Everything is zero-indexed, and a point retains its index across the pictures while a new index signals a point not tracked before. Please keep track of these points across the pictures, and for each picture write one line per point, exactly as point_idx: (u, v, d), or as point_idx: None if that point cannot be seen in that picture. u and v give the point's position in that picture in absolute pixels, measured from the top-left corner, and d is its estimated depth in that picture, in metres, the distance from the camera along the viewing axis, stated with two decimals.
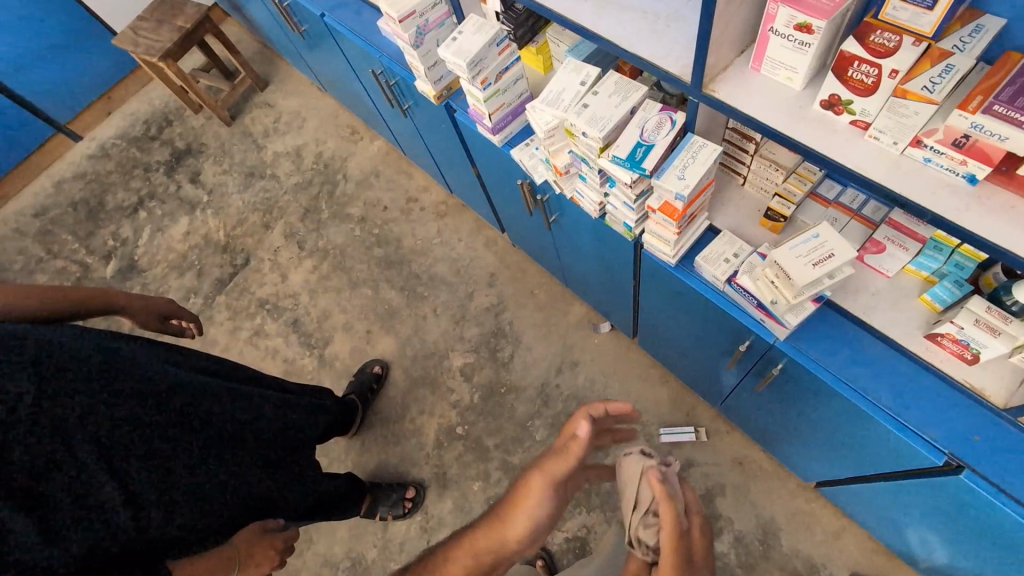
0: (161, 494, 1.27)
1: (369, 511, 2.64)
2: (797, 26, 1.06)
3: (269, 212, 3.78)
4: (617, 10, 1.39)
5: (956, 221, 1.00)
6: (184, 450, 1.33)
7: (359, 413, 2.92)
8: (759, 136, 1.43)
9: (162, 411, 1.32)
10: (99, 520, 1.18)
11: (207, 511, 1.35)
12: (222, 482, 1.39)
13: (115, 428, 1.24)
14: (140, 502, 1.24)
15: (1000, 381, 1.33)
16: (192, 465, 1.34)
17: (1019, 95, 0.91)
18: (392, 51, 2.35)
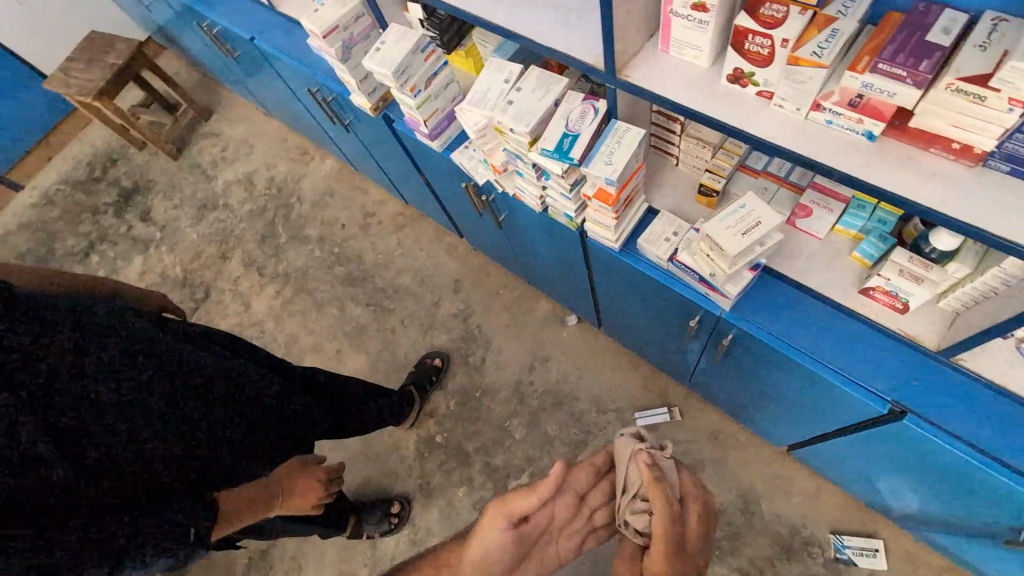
0: (161, 455, 1.23)
1: (355, 531, 2.61)
2: (694, 6, 1.10)
3: (226, 242, 3.72)
4: (530, 6, 1.41)
5: (859, 177, 1.05)
6: (193, 414, 1.30)
7: (417, 401, 2.85)
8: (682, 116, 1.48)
9: (177, 375, 1.30)
10: (96, 461, 1.15)
11: (200, 472, 1.30)
12: (221, 445, 1.34)
13: (131, 387, 1.23)
14: (139, 452, 1.21)
15: (932, 326, 1.39)
16: (197, 429, 1.30)
17: (899, 52, 0.98)
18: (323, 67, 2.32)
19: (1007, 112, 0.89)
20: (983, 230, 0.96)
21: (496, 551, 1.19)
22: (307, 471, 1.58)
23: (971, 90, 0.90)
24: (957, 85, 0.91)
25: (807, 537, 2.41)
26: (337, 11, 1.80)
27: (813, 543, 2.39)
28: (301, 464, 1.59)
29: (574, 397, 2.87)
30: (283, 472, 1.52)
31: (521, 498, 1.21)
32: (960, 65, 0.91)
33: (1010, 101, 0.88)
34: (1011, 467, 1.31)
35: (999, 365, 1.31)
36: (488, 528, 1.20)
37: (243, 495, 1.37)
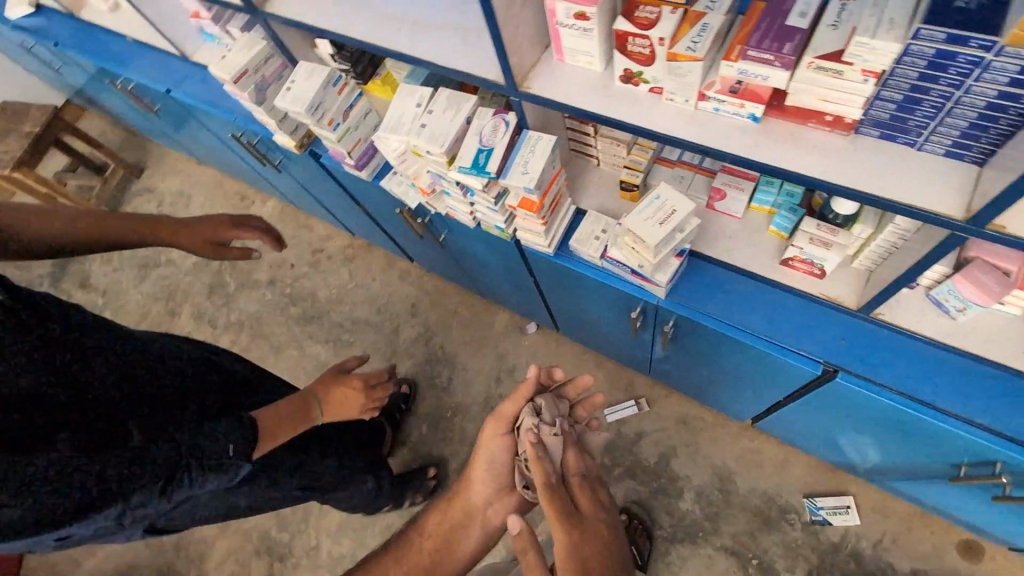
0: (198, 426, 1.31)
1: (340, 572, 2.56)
2: (576, 15, 1.15)
3: (173, 299, 3.62)
4: (430, 31, 1.45)
5: (749, 157, 1.12)
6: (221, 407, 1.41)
7: (388, 431, 2.82)
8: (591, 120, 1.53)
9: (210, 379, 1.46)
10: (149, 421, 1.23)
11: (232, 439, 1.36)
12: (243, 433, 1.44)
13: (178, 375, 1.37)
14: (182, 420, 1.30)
15: (850, 287, 1.46)
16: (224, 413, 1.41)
17: (764, 38, 1.04)
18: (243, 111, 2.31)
19: (863, 83, 0.96)
20: (864, 192, 1.03)
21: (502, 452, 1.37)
22: (343, 381, 1.51)
23: (828, 66, 0.97)
24: (816, 63, 0.98)
25: (783, 505, 2.47)
26: (245, 55, 1.80)
27: (789, 510, 2.45)
28: (336, 372, 1.54)
29: None
30: (318, 386, 1.47)
31: (504, 407, 1.39)
32: (816, 44, 0.98)
33: (863, 72, 0.95)
34: (942, 410, 1.37)
35: (913, 315, 1.40)
36: (491, 436, 1.38)
37: (280, 415, 1.35)
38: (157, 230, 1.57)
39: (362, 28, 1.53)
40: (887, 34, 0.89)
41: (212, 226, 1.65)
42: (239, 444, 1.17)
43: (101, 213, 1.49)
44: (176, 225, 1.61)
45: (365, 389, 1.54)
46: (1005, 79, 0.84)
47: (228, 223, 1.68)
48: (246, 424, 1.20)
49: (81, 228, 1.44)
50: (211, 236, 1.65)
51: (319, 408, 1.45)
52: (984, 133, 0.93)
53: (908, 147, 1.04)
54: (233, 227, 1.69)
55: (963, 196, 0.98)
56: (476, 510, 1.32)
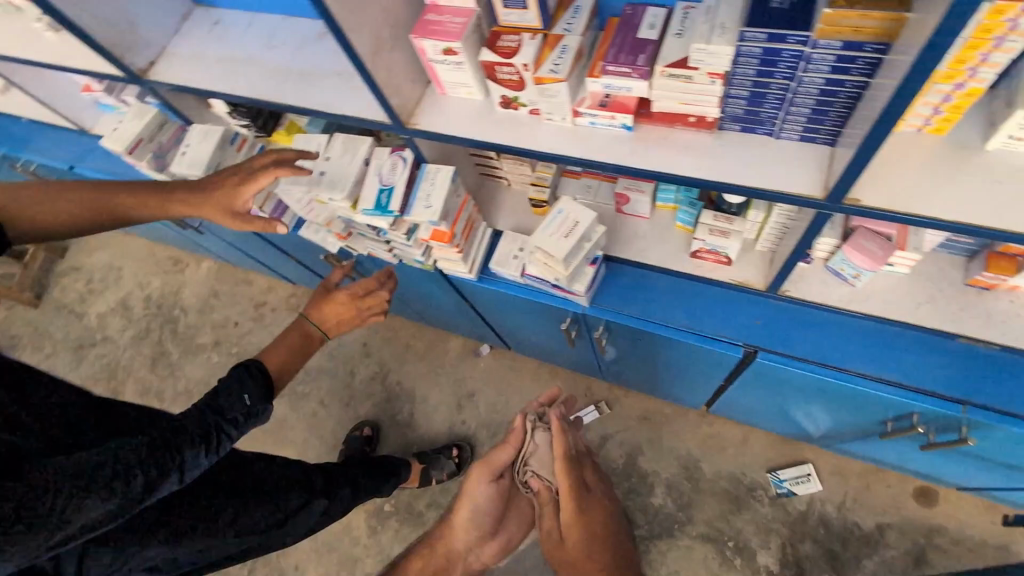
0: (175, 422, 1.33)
1: None
2: (444, 51, 1.18)
3: (113, 377, 3.46)
4: (316, 81, 1.46)
5: (628, 165, 1.16)
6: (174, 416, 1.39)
7: None
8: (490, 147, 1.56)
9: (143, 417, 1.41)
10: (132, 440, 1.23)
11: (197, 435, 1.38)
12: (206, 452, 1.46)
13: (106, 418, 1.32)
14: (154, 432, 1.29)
15: (757, 270, 1.52)
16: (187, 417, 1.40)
17: (620, 53, 1.09)
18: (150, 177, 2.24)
19: (711, 85, 1.02)
20: (734, 184, 1.09)
21: (486, 500, 1.50)
22: (335, 297, 1.53)
23: (678, 73, 1.03)
24: (667, 71, 1.04)
25: (749, 484, 2.52)
26: (136, 124, 1.75)
27: (756, 487, 2.50)
28: (326, 293, 1.55)
29: (507, 422, 2.88)
30: (312, 309, 1.51)
31: (497, 454, 1.52)
32: (664, 55, 1.04)
33: (709, 75, 1.01)
34: (858, 374, 1.44)
35: (816, 287, 1.47)
36: (478, 483, 1.51)
37: (278, 352, 1.41)
38: (165, 201, 1.42)
39: (248, 86, 1.53)
40: (721, 38, 0.95)
41: (228, 187, 1.40)
42: (253, 393, 1.28)
43: (110, 186, 1.43)
44: (188, 195, 1.41)
45: (360, 298, 1.54)
46: (827, 67, 0.90)
47: (240, 179, 1.39)
48: (256, 373, 1.31)
49: (94, 209, 1.40)
50: (229, 203, 1.40)
51: (318, 328, 1.50)
52: (825, 118, 1.00)
53: (767, 137, 1.11)
54: (242, 187, 1.39)
55: (820, 176, 1.04)
56: (457, 555, 1.49)
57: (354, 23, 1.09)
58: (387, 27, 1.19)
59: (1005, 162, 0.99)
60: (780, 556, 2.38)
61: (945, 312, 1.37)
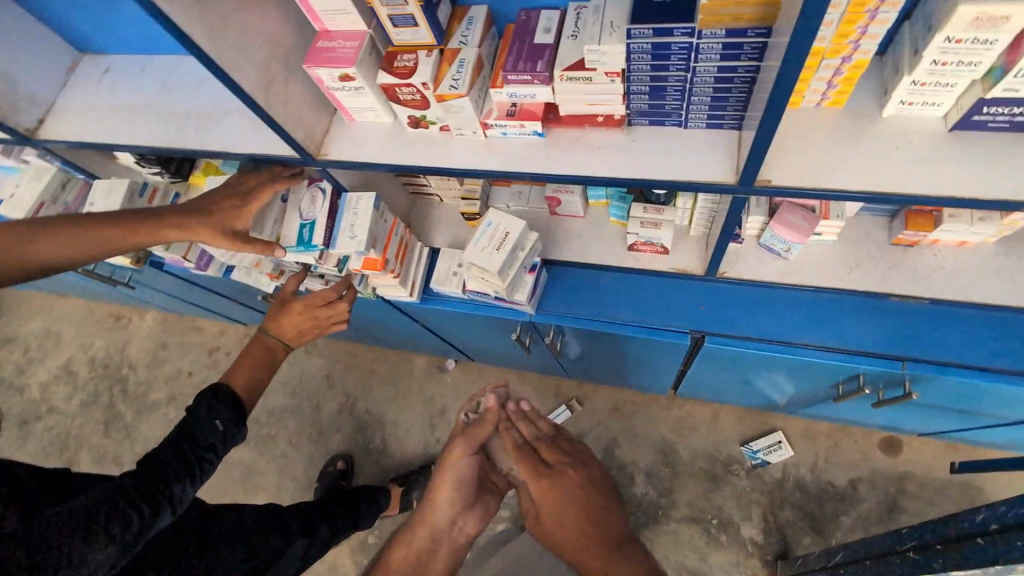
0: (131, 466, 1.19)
1: None
2: (341, 78, 1.13)
3: (64, 449, 3.25)
4: (219, 120, 1.40)
5: (545, 171, 1.14)
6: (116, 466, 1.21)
7: None
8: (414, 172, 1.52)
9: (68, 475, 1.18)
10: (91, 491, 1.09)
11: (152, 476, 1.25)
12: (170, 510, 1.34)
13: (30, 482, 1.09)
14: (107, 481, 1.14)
15: (694, 255, 1.53)
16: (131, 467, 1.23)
17: (518, 61, 1.07)
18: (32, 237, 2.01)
19: (611, 84, 1.01)
20: (648, 179, 1.08)
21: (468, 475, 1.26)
22: (292, 307, 1.40)
23: (577, 76, 1.01)
24: (566, 75, 1.02)
25: (726, 459, 2.54)
26: (35, 188, 1.65)
27: (732, 461, 2.53)
28: (283, 302, 1.42)
29: None
30: (270, 321, 1.39)
31: (477, 429, 1.31)
32: (561, 59, 1.02)
33: (607, 75, 1.00)
34: (804, 346, 1.45)
35: (752, 266, 1.48)
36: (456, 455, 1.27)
37: (242, 372, 1.30)
38: (156, 226, 1.22)
39: (146, 134, 1.44)
40: (610, 39, 0.94)
41: (229, 207, 1.27)
42: (225, 416, 1.21)
43: (72, 221, 1.19)
44: (179, 215, 1.23)
45: (319, 307, 1.41)
46: (717, 56, 0.90)
47: (240, 199, 1.29)
48: (223, 396, 1.23)
49: (73, 243, 1.18)
50: (230, 224, 1.27)
51: (280, 341, 1.38)
52: (727, 103, 0.99)
53: (676, 127, 1.10)
54: (243, 207, 1.29)
55: (730, 162, 1.04)
56: (443, 535, 1.22)
57: (237, 61, 1.04)
58: (277, 60, 1.14)
59: (902, 126, 1.00)
60: (763, 525, 2.41)
61: (875, 274, 1.40)
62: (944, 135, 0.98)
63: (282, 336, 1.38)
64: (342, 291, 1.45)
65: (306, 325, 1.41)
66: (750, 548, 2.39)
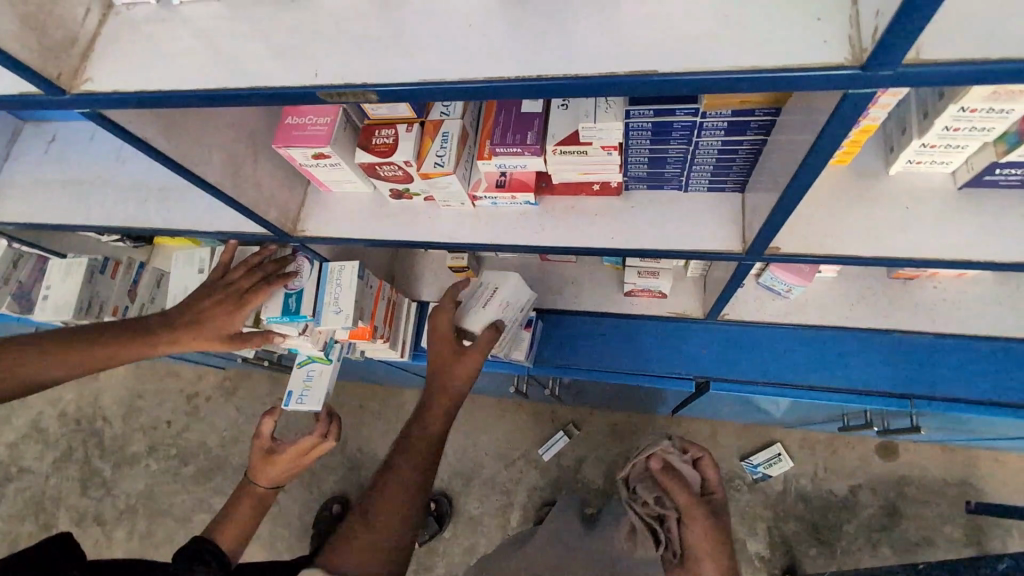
0: None
1: None
2: (315, 156, 1.04)
3: (40, 512, 3.00)
4: (181, 194, 1.29)
5: (541, 243, 1.08)
6: None
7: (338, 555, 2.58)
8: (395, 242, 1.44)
9: None
10: None
11: None
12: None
13: None
14: None
15: (692, 297, 1.49)
16: None
17: (507, 132, 0.99)
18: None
19: (608, 156, 0.95)
20: (650, 248, 1.02)
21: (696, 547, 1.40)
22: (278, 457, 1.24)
23: (571, 149, 0.95)
24: (560, 149, 0.95)
25: (727, 475, 2.52)
26: None
27: (734, 477, 2.51)
28: (265, 450, 1.25)
29: (480, 466, 2.73)
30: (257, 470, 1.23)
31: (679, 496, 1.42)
32: (553, 131, 0.96)
33: (604, 148, 0.93)
34: (800, 386, 1.47)
35: (753, 306, 1.44)
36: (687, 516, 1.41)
37: (230, 528, 1.15)
38: (146, 344, 1.14)
39: (104, 213, 1.32)
40: (606, 114, 0.88)
41: (220, 313, 1.18)
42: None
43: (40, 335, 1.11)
44: (170, 331, 1.15)
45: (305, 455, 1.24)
46: (722, 132, 0.85)
47: (233, 303, 1.19)
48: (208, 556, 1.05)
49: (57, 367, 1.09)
50: (224, 330, 1.19)
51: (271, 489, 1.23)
52: (730, 171, 0.94)
53: (677, 191, 1.05)
54: (238, 310, 1.19)
55: (735, 229, 0.99)
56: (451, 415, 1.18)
57: (200, 153, 0.96)
58: (242, 141, 1.06)
59: (909, 185, 0.97)
60: (768, 539, 2.41)
61: (876, 309, 1.37)
62: (953, 194, 0.95)
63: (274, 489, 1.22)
64: (327, 430, 1.26)
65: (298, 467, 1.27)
66: (758, 563, 2.38)
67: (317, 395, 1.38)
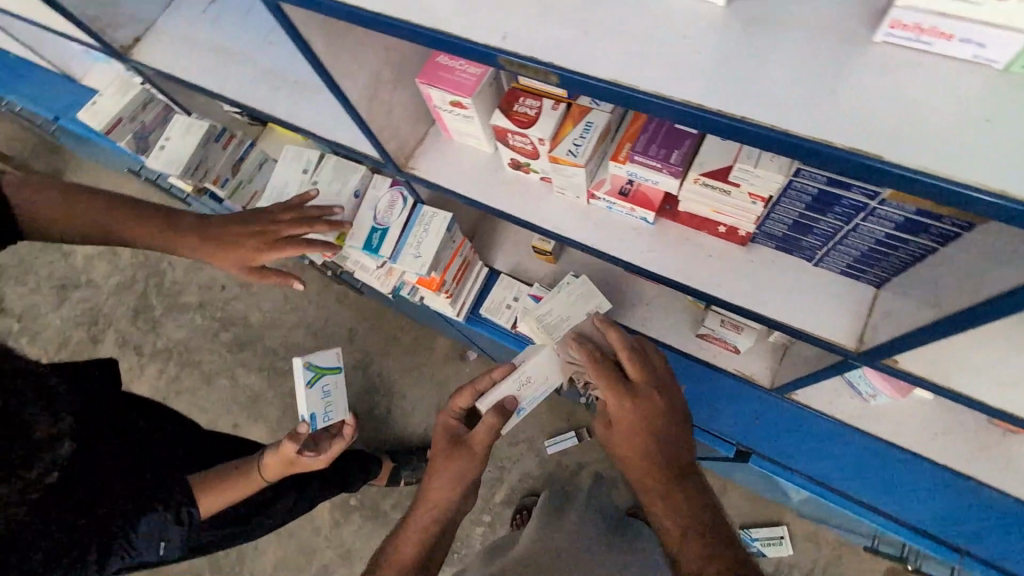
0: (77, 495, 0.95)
1: None
2: (452, 103, 1.01)
3: (94, 323, 2.99)
4: (311, 93, 1.29)
5: (640, 264, 1.04)
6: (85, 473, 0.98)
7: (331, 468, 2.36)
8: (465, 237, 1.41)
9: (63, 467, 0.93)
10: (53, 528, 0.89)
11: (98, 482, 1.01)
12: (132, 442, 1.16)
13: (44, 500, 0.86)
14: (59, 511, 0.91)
15: (768, 363, 1.37)
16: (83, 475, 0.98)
17: (652, 142, 0.93)
18: (88, 126, 1.84)
19: (751, 204, 0.88)
20: (752, 311, 0.96)
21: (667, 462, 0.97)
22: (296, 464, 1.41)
23: (715, 184, 0.88)
24: (704, 179, 0.88)
25: None
26: (118, 101, 1.57)
27: None
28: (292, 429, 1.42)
29: None
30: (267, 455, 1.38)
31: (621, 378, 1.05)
32: (703, 158, 0.89)
33: (750, 195, 0.86)
34: (839, 492, 1.41)
35: (828, 395, 1.33)
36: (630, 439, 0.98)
37: (220, 487, 1.29)
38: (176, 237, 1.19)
39: (237, 88, 1.35)
40: (770, 163, 0.81)
41: (247, 246, 1.20)
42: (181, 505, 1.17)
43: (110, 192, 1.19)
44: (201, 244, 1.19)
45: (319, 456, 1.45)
46: (890, 225, 0.76)
47: (265, 242, 1.20)
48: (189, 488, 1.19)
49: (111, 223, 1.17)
50: (248, 262, 1.22)
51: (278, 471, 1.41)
52: (877, 264, 0.85)
53: (804, 262, 0.96)
54: (267, 250, 1.20)
55: (855, 324, 0.90)
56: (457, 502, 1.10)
57: (348, 68, 0.96)
58: (389, 66, 1.04)
59: None
60: None
61: (964, 450, 1.22)
62: None
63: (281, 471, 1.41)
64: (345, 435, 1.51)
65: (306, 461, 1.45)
66: None
67: (340, 411, 1.53)
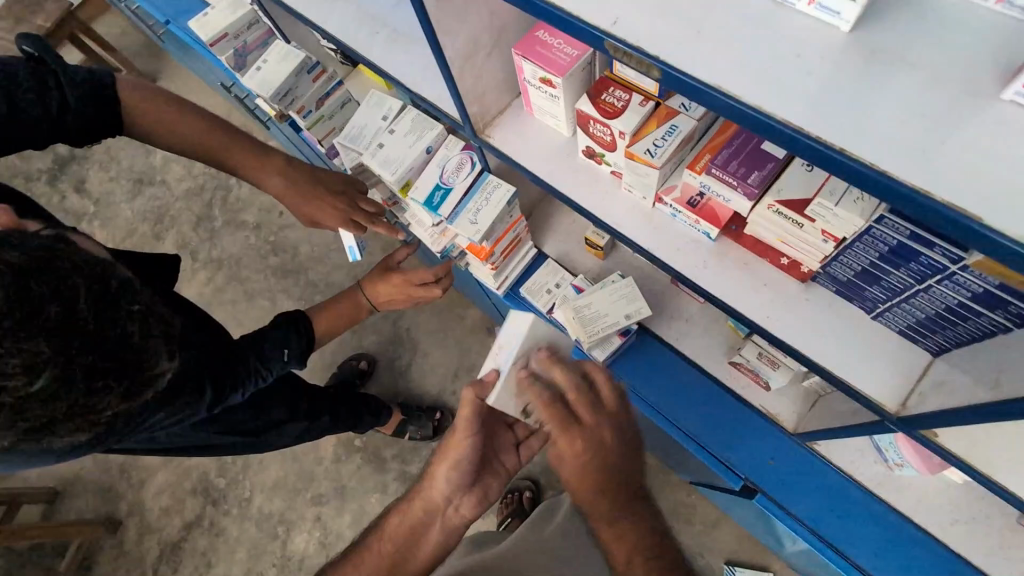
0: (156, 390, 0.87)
1: (250, 557, 2.26)
2: (542, 79, 1.01)
3: (160, 222, 3.16)
4: (407, 43, 1.31)
5: (692, 278, 1.02)
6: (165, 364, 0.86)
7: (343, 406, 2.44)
8: (521, 214, 1.40)
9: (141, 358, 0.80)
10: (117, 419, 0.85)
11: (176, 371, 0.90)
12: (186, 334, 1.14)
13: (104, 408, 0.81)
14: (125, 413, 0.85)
15: (794, 406, 1.36)
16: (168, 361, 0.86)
17: (733, 158, 0.91)
18: (194, 35, 1.92)
19: (822, 242, 0.85)
20: (795, 348, 0.94)
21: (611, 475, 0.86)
22: (393, 276, 1.46)
23: (790, 215, 0.85)
24: (777, 207, 0.86)
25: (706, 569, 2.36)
26: (227, 17, 1.64)
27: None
28: (388, 267, 1.49)
29: None
30: (370, 280, 1.48)
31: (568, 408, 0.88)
32: (782, 186, 0.86)
33: (823, 232, 0.84)
34: (840, 552, 1.35)
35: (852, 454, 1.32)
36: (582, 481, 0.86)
37: (327, 316, 1.44)
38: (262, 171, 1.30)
39: (338, 24, 1.38)
40: (852, 205, 0.77)
41: (313, 203, 1.35)
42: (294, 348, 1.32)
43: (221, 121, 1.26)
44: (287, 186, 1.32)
45: (412, 286, 1.46)
46: (964, 295, 0.72)
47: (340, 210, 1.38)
48: (302, 332, 1.35)
49: (221, 147, 1.26)
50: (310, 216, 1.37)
51: (370, 301, 1.49)
52: (940, 332, 0.81)
53: (862, 312, 0.93)
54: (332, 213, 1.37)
55: (900, 389, 0.87)
56: (444, 506, 0.95)
57: (451, 25, 0.98)
58: (489, 32, 1.05)
59: None
60: None
61: (985, 546, 1.14)
62: None
63: (375, 299, 1.48)
64: (440, 277, 1.46)
65: (398, 295, 1.48)
66: None
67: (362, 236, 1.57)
